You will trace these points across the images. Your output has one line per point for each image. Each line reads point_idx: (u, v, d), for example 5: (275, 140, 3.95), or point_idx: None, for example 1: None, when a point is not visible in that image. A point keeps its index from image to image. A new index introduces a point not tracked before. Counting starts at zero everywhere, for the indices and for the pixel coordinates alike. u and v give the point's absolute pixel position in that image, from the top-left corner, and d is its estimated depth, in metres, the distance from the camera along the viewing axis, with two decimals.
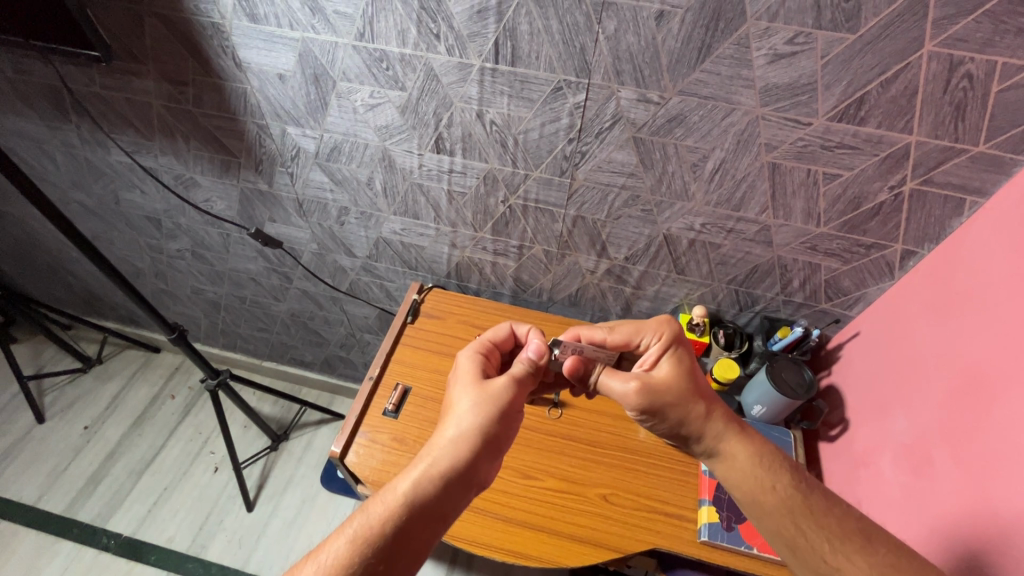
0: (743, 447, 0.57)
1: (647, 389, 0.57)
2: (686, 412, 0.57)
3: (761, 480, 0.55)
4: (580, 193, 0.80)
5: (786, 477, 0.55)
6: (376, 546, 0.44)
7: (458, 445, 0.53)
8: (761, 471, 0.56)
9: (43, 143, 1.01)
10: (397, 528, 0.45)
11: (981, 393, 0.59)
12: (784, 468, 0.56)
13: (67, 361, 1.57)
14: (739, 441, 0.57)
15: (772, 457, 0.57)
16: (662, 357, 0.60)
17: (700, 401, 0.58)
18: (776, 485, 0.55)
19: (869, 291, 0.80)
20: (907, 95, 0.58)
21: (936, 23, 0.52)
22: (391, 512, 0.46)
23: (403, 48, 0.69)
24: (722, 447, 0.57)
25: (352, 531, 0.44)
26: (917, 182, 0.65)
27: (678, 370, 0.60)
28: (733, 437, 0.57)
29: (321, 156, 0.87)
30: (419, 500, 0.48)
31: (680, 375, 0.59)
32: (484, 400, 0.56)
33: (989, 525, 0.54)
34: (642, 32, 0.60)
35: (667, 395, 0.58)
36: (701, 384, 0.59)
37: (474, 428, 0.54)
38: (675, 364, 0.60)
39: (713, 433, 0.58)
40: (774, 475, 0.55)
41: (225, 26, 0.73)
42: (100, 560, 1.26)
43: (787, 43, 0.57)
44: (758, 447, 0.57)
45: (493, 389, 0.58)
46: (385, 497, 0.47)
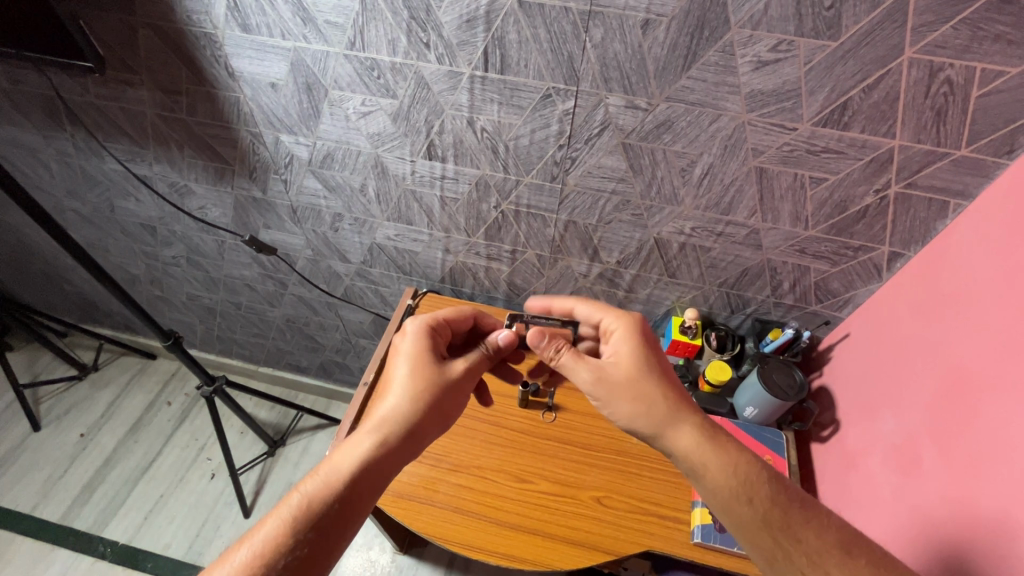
0: (715, 458, 0.55)
1: (603, 377, 0.60)
2: (645, 410, 0.58)
3: (737, 492, 0.54)
4: (571, 198, 0.81)
5: (763, 490, 0.54)
6: (309, 525, 0.48)
7: (394, 426, 0.56)
8: (734, 484, 0.54)
9: (38, 152, 1.01)
10: (332, 506, 0.50)
11: (969, 392, 0.59)
12: (761, 481, 0.54)
13: (62, 369, 1.57)
14: (711, 451, 0.56)
15: (748, 469, 0.55)
16: (622, 343, 0.62)
17: (662, 400, 0.58)
18: (751, 500, 0.53)
19: (858, 293, 0.81)
20: (889, 100, 0.59)
21: (916, 31, 0.53)
22: (326, 491, 0.50)
23: (394, 56, 0.69)
24: (695, 462, 0.55)
25: (286, 512, 0.48)
26: (902, 185, 0.66)
27: (637, 363, 0.61)
28: (705, 448, 0.56)
29: (314, 163, 0.88)
30: (354, 480, 0.52)
31: (641, 367, 0.60)
32: (422, 382, 0.59)
33: (978, 525, 0.54)
34: (629, 40, 0.61)
35: (625, 388, 0.59)
36: (662, 377, 0.60)
37: (412, 406, 0.58)
38: (635, 351, 0.61)
39: (680, 439, 0.56)
40: (749, 488, 0.54)
41: (218, 36, 0.73)
42: (96, 568, 1.25)
43: (771, 50, 0.58)
44: (732, 458, 0.55)
45: (437, 375, 0.61)
46: (320, 478, 0.51)
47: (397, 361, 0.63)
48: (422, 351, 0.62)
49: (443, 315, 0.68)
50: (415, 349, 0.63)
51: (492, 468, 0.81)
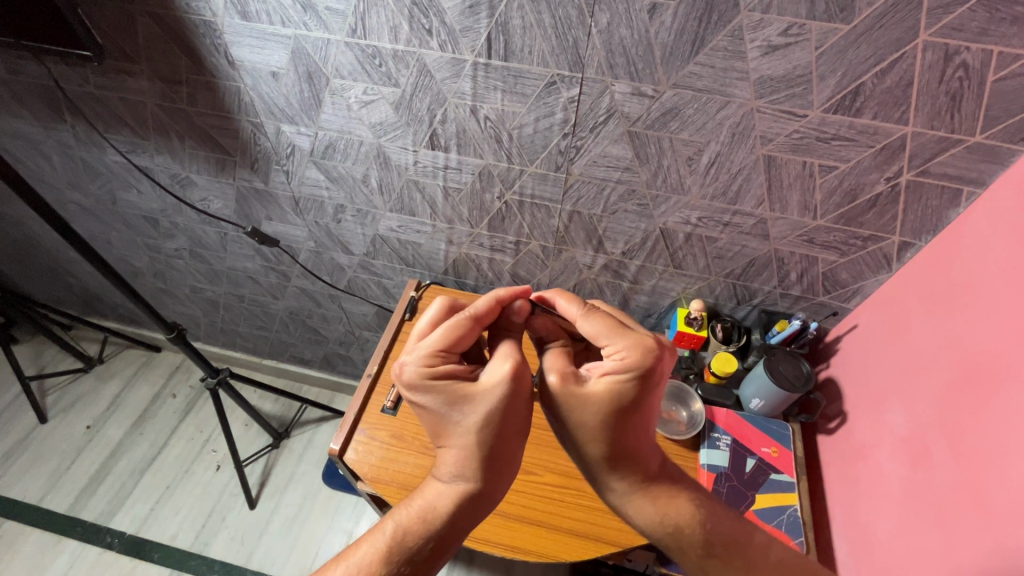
0: (644, 510, 0.52)
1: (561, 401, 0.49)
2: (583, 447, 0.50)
3: (665, 541, 0.52)
4: (575, 188, 0.80)
5: (693, 535, 0.52)
6: (405, 557, 0.45)
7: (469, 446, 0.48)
8: (663, 533, 0.52)
9: (39, 143, 1.01)
10: (427, 538, 0.47)
11: (980, 385, 0.58)
12: (689, 525, 0.52)
13: (68, 362, 1.58)
14: (642, 502, 0.52)
15: (678, 514, 0.52)
16: (607, 372, 0.48)
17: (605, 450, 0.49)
18: (681, 549, 0.51)
19: (867, 284, 0.80)
20: (902, 85, 0.57)
21: (932, 12, 0.52)
22: (422, 528, 0.47)
23: (395, 43, 0.68)
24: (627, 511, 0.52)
25: (378, 542, 0.46)
26: (914, 173, 0.64)
27: (606, 404, 0.48)
28: (636, 499, 0.52)
29: (316, 153, 0.87)
30: (446, 508, 0.48)
31: (607, 411, 0.48)
32: (490, 393, 0.48)
33: (988, 520, 0.54)
34: (635, 25, 0.60)
35: (577, 420, 0.49)
36: (618, 430, 0.49)
37: (481, 426, 0.48)
38: (610, 390, 0.47)
39: (612, 489, 0.52)
40: (680, 536, 0.52)
41: (218, 23, 0.72)
42: (104, 559, 1.26)
43: (781, 34, 0.57)
44: (663, 506, 0.52)
45: (489, 383, 0.48)
46: (409, 508, 0.48)
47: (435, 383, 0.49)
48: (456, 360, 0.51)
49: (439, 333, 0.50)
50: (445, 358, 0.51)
51: None
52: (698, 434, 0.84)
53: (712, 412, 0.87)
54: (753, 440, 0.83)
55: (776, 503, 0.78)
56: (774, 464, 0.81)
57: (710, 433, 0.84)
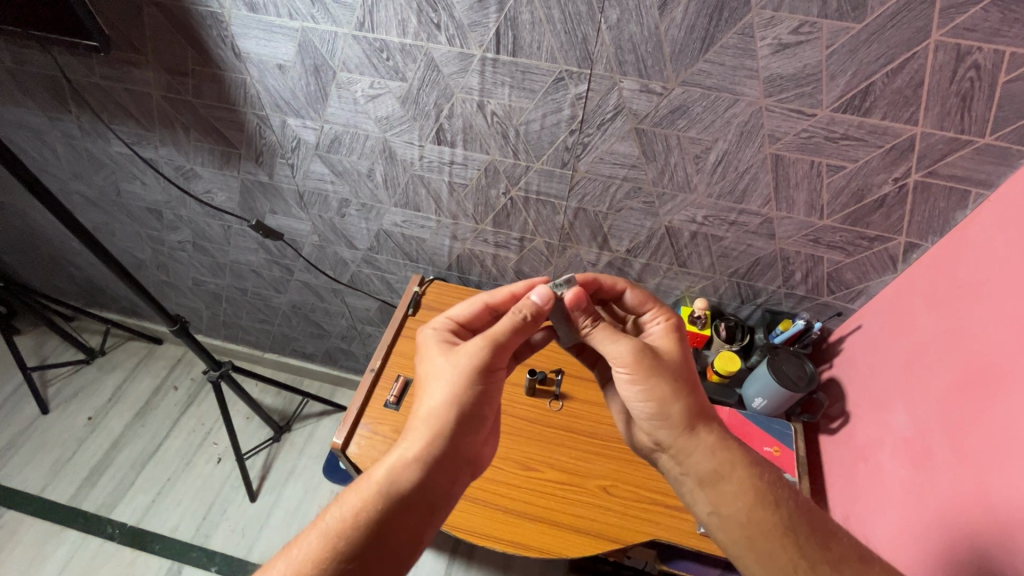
0: (732, 461, 0.54)
1: (644, 355, 0.57)
2: (669, 407, 0.56)
3: (761, 497, 0.52)
4: (581, 185, 0.80)
5: (788, 494, 0.52)
6: (352, 537, 0.46)
7: (428, 425, 0.53)
8: (761, 487, 0.52)
9: (43, 134, 1.01)
10: (374, 516, 0.47)
11: (983, 387, 0.59)
12: (781, 484, 0.53)
13: (70, 353, 1.58)
14: (729, 454, 0.54)
15: (772, 473, 0.54)
16: (662, 332, 0.62)
17: (692, 402, 0.56)
18: (778, 502, 0.52)
19: (872, 284, 0.80)
20: (913, 85, 0.57)
21: (944, 12, 0.52)
22: (361, 503, 0.48)
23: (403, 37, 0.68)
24: (718, 464, 0.54)
25: (324, 526, 0.46)
26: (922, 174, 0.64)
27: (678, 356, 0.59)
28: (725, 450, 0.55)
29: (321, 147, 0.87)
30: (398, 487, 0.49)
31: (681, 360, 0.59)
32: (458, 366, 0.55)
33: (990, 520, 0.54)
34: (645, 21, 0.59)
35: (664, 372, 0.57)
36: (692, 379, 0.58)
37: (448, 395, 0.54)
38: (676, 342, 0.60)
39: (699, 443, 0.55)
40: (775, 493, 0.52)
41: (224, 15, 0.72)
42: (105, 549, 1.27)
43: (792, 33, 0.57)
44: (756, 462, 0.54)
45: (462, 356, 0.56)
46: (360, 488, 0.49)
47: (424, 359, 0.59)
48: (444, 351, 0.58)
49: (454, 313, 0.64)
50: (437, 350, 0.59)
51: (499, 456, 0.81)
52: None
53: (715, 411, 0.87)
54: (755, 439, 0.83)
55: None
56: (777, 463, 0.81)
57: None
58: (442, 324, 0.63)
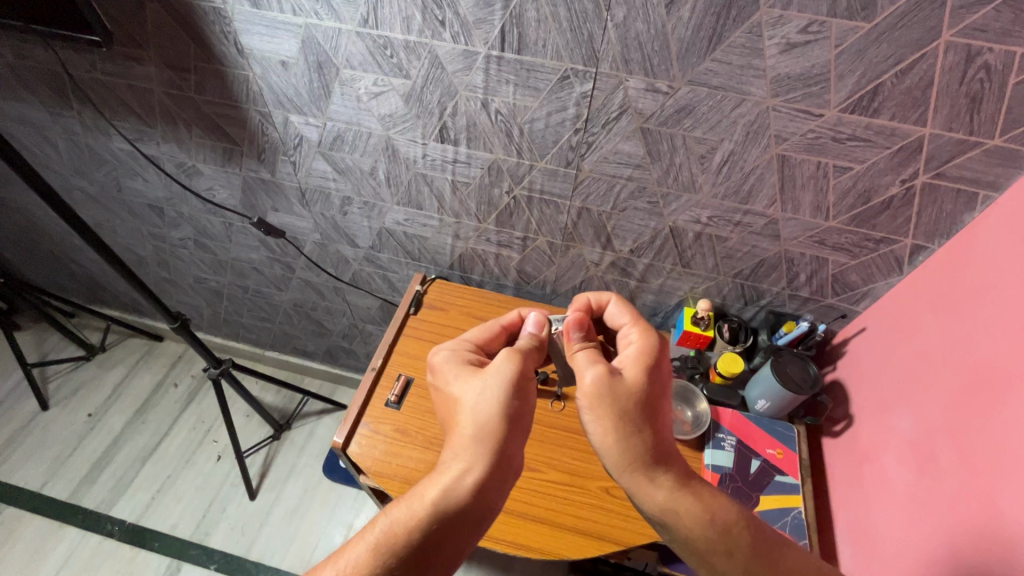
0: (688, 510, 0.51)
1: (604, 385, 0.54)
2: (617, 446, 0.52)
3: (715, 546, 0.50)
4: (585, 184, 0.79)
5: (743, 541, 0.51)
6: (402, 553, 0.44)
7: (468, 434, 0.51)
8: (712, 537, 0.50)
9: (45, 129, 1.00)
10: (421, 530, 0.46)
11: (988, 391, 0.58)
12: (740, 530, 0.51)
13: (70, 349, 1.58)
14: (685, 502, 0.51)
15: (729, 519, 0.51)
16: (631, 357, 0.58)
17: (645, 442, 0.52)
18: (732, 552, 0.50)
19: (877, 287, 0.79)
20: (922, 86, 0.57)
21: (955, 12, 0.51)
22: (411, 517, 0.46)
23: (408, 34, 0.67)
24: (668, 513, 0.51)
25: (371, 540, 0.45)
26: (929, 176, 0.64)
27: (641, 386, 0.55)
28: (681, 497, 0.51)
29: (324, 144, 0.86)
30: (444, 499, 0.47)
31: (640, 391, 0.54)
32: (499, 378, 0.54)
33: (994, 525, 0.53)
34: (651, 19, 0.59)
35: (618, 406, 0.53)
36: (648, 415, 0.54)
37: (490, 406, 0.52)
38: (642, 369, 0.56)
39: (649, 490, 0.51)
40: (728, 540, 0.50)
41: (228, 11, 0.71)
42: (104, 546, 1.26)
43: (801, 32, 0.56)
44: (710, 508, 0.51)
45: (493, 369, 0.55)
46: (405, 503, 0.47)
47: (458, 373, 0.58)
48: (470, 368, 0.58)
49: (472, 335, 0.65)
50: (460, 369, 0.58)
51: None
52: (702, 435, 0.83)
53: (718, 412, 0.86)
54: (758, 441, 0.83)
55: (780, 505, 0.77)
56: (779, 465, 0.81)
57: (715, 433, 0.83)
58: (461, 345, 0.63)
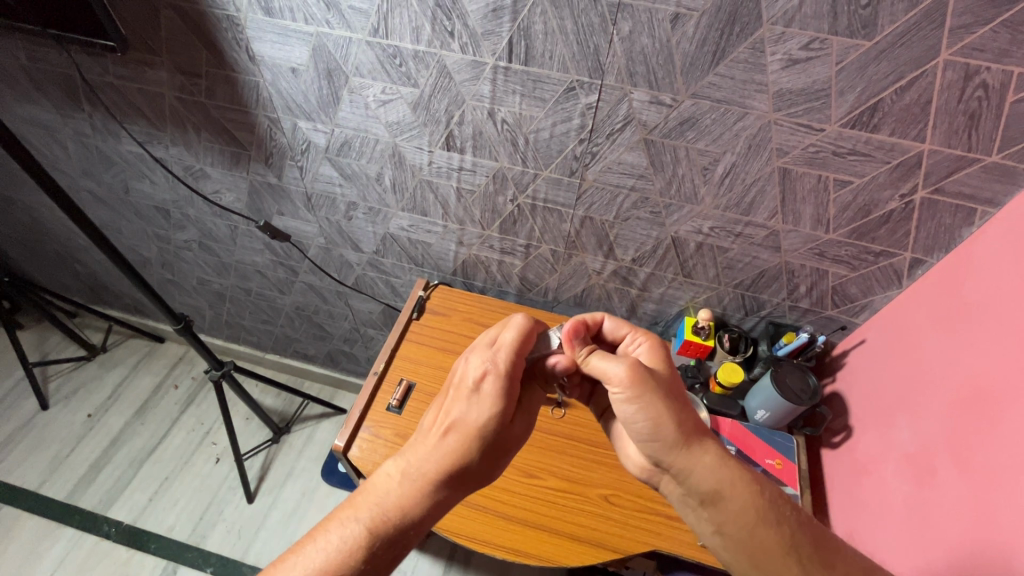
0: (740, 481, 0.50)
1: (641, 368, 0.51)
2: (668, 422, 0.50)
3: (765, 516, 0.49)
4: (588, 194, 0.81)
5: (791, 514, 0.50)
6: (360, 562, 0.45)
7: (450, 477, 0.49)
8: (763, 507, 0.49)
9: (55, 131, 1.02)
10: (383, 548, 0.46)
11: (985, 404, 0.59)
12: (787, 503, 0.51)
13: (71, 349, 1.58)
14: (737, 473, 0.50)
15: (776, 491, 0.51)
16: (648, 354, 0.59)
17: (692, 417, 0.51)
18: (782, 522, 0.49)
19: (876, 299, 0.80)
20: (921, 103, 0.58)
21: (953, 31, 0.52)
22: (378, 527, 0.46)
23: (417, 44, 0.69)
24: (722, 484, 0.49)
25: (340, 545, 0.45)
26: (928, 191, 0.65)
27: (669, 373, 0.55)
28: (731, 469, 0.50)
29: (331, 150, 0.88)
30: (406, 521, 0.47)
31: (670, 377, 0.55)
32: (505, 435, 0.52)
33: (993, 538, 0.54)
34: (657, 34, 0.60)
35: (659, 386, 0.51)
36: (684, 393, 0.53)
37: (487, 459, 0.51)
38: (663, 361, 0.57)
39: (703, 462, 0.49)
40: (776, 511, 0.49)
41: (241, 19, 0.73)
42: (100, 547, 1.26)
43: (803, 49, 0.57)
44: (759, 482, 0.50)
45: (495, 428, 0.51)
46: (375, 509, 0.47)
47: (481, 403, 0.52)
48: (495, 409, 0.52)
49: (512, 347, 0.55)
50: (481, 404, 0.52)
51: None
52: None
53: (717, 421, 0.87)
54: (758, 451, 0.83)
55: None
56: (779, 476, 0.81)
57: None
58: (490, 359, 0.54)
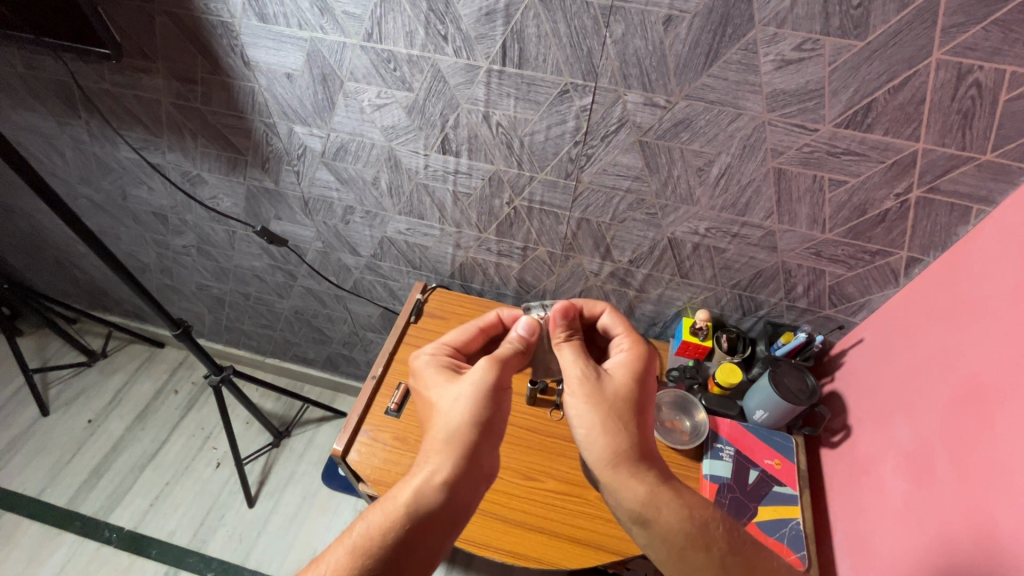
0: (669, 504, 0.51)
1: (589, 382, 0.56)
2: (598, 436, 0.54)
3: (692, 540, 0.50)
4: (584, 196, 0.81)
5: (720, 537, 0.51)
6: (378, 555, 0.46)
7: (443, 440, 0.53)
8: (689, 531, 0.51)
9: (53, 138, 1.02)
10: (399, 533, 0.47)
11: (983, 404, 0.59)
12: (716, 525, 0.52)
13: (71, 355, 1.59)
14: (666, 495, 0.52)
15: (705, 515, 0.52)
16: (621, 362, 0.60)
17: (632, 438, 0.54)
18: (709, 547, 0.50)
19: (873, 298, 0.80)
20: (915, 102, 0.58)
21: (945, 31, 0.52)
22: (387, 521, 0.48)
23: (410, 49, 0.69)
24: (648, 506, 0.51)
25: (354, 542, 0.46)
26: (923, 190, 0.65)
27: (629, 389, 0.57)
28: (657, 492, 0.52)
29: (327, 154, 0.88)
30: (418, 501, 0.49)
31: (630, 393, 0.56)
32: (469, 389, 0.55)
33: (991, 536, 0.54)
34: (650, 36, 0.60)
35: (603, 401, 0.55)
36: (635, 413, 0.55)
37: (464, 413, 0.54)
38: (632, 377, 0.58)
39: (630, 483, 0.52)
40: (705, 534, 0.51)
41: (235, 25, 0.73)
42: (102, 553, 1.26)
43: (795, 49, 0.57)
44: (688, 505, 0.52)
45: (471, 376, 0.56)
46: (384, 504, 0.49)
47: (434, 375, 0.60)
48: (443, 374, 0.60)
49: (450, 337, 0.67)
50: (435, 370, 0.61)
51: (499, 466, 0.81)
52: (701, 444, 0.84)
53: (716, 422, 0.87)
54: (756, 451, 0.83)
55: (777, 516, 0.77)
56: (777, 476, 0.81)
57: (713, 443, 0.84)
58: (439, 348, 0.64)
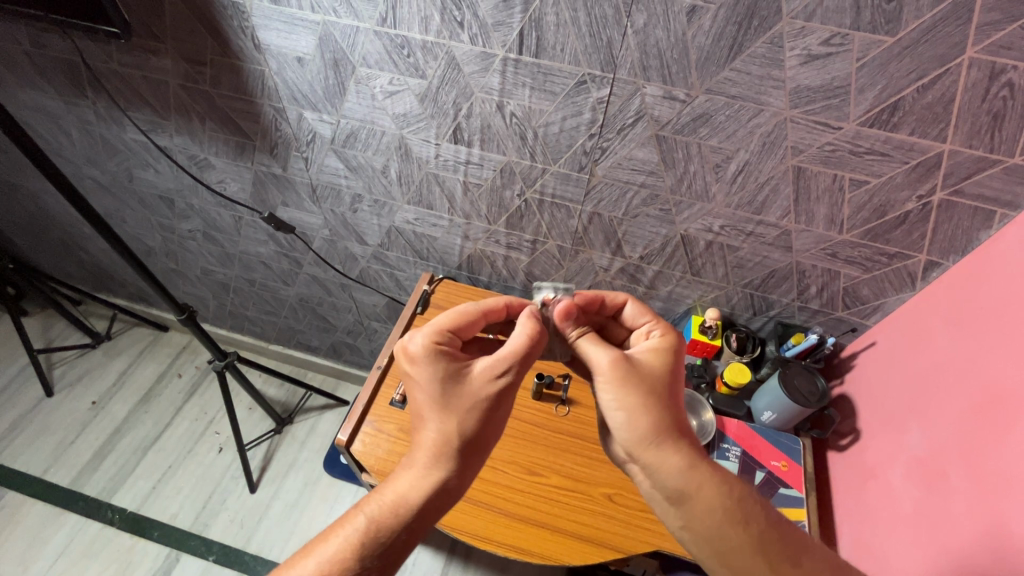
0: (708, 480, 0.50)
1: (625, 364, 0.53)
2: (642, 418, 0.51)
3: (733, 514, 0.49)
4: (597, 189, 0.79)
5: (758, 513, 0.50)
6: (377, 550, 0.46)
7: (446, 445, 0.50)
8: (733, 507, 0.49)
9: (59, 118, 1.01)
10: (395, 531, 0.47)
11: (1003, 411, 0.57)
12: (758, 504, 0.50)
13: (76, 337, 1.59)
14: (707, 472, 0.50)
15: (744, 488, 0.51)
16: (651, 346, 0.56)
17: (668, 417, 0.51)
18: (749, 521, 0.49)
19: (888, 301, 0.79)
20: (944, 101, 0.56)
21: (981, 28, 0.51)
22: (388, 516, 0.48)
23: (425, 35, 0.67)
24: (691, 482, 0.49)
25: (351, 535, 0.46)
26: (948, 192, 0.63)
27: (665, 372, 0.54)
28: (697, 469, 0.50)
29: (337, 141, 0.86)
30: (423, 502, 0.49)
31: (663, 379, 0.53)
32: (477, 397, 0.51)
33: (1006, 546, 0.52)
34: (672, 27, 0.59)
35: (641, 383, 0.52)
36: (672, 394, 0.53)
37: (467, 420, 0.51)
38: (665, 361, 0.55)
39: (670, 458, 0.50)
40: (743, 509, 0.50)
41: (246, 6, 0.71)
42: (104, 533, 1.27)
43: (822, 44, 0.56)
44: (725, 478, 0.50)
45: (479, 386, 0.52)
46: (380, 498, 0.49)
47: (430, 368, 0.52)
48: (441, 367, 0.52)
49: (447, 322, 0.56)
50: (433, 369, 0.52)
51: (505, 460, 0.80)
52: (707, 444, 0.83)
53: (723, 422, 0.86)
54: (763, 452, 0.83)
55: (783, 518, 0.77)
56: (784, 478, 0.80)
57: (720, 443, 0.83)
58: (437, 335, 0.54)
